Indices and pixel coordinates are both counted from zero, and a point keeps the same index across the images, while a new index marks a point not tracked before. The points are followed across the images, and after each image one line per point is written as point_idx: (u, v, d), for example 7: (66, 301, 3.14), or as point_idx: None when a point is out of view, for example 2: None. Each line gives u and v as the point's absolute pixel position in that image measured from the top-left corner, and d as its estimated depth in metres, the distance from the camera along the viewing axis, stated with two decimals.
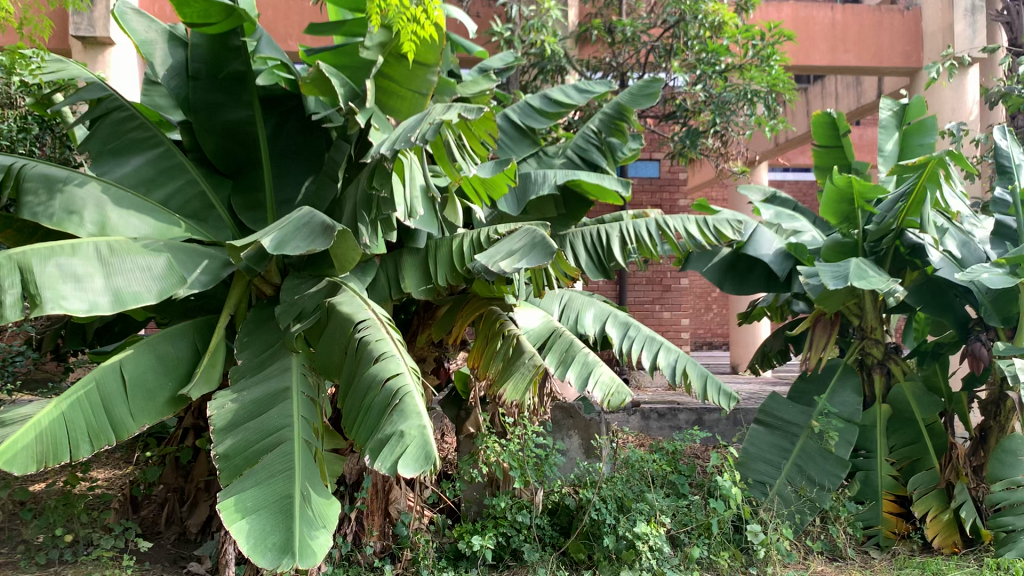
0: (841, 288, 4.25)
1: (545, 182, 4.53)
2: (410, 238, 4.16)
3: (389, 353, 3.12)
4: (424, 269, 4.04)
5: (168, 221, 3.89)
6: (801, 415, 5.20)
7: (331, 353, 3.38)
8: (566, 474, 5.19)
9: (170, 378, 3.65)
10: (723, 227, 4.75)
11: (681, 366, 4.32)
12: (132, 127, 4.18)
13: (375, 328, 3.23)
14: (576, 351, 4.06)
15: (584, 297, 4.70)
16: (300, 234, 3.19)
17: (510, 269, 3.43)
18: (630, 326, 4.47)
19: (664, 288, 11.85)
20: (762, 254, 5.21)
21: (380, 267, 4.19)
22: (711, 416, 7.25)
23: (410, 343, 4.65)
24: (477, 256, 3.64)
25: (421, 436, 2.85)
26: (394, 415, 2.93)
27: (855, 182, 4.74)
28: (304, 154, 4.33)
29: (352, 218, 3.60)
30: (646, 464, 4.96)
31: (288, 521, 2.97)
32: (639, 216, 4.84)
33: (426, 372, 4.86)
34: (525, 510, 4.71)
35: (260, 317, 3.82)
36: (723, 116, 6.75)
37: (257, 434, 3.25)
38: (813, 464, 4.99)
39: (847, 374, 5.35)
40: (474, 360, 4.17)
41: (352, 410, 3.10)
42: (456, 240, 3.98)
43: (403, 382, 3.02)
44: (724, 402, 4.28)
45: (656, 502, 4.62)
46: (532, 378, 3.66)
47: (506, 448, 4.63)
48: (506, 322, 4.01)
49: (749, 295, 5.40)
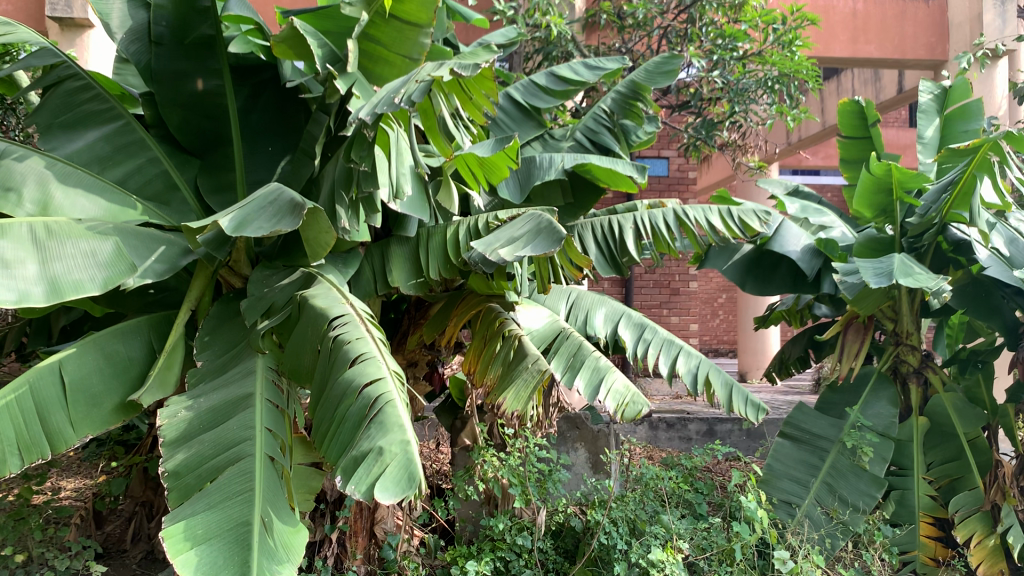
0: (885, 287, 3.77)
1: (551, 166, 4.05)
2: (401, 226, 3.66)
3: (369, 356, 2.64)
4: (414, 262, 3.57)
5: (123, 203, 3.42)
6: (831, 429, 4.73)
7: (301, 354, 2.90)
8: (571, 491, 4.71)
9: (120, 381, 3.17)
10: (749, 219, 4.27)
11: (702, 374, 3.84)
12: (88, 98, 3.71)
13: (353, 326, 2.75)
14: (586, 355, 3.58)
15: (594, 296, 4.20)
16: (265, 213, 2.73)
17: (510, 257, 2.95)
18: (646, 329, 3.99)
19: (672, 292, 11.45)
20: (788, 250, 4.72)
21: (365, 259, 3.72)
22: (724, 427, 6.79)
23: (400, 345, 4.20)
24: (473, 244, 3.17)
25: (404, 454, 2.37)
26: (372, 429, 2.44)
27: (894, 170, 4.29)
28: (283, 132, 3.85)
29: (330, 198, 3.12)
30: (662, 483, 4.47)
31: (245, 553, 2.50)
32: (654, 205, 4.37)
33: (418, 378, 4.38)
34: (526, 532, 4.23)
35: (225, 312, 3.33)
36: (742, 104, 6.28)
37: (213, 448, 2.78)
38: (845, 483, 4.52)
39: (882, 384, 4.87)
40: (470, 364, 3.69)
41: (322, 421, 2.61)
42: (451, 227, 3.52)
43: (384, 389, 2.54)
44: (752, 414, 3.77)
45: (673, 524, 4.14)
46: (536, 387, 3.16)
47: (505, 463, 4.20)
48: (507, 321, 3.53)
49: (773, 296, 4.93)
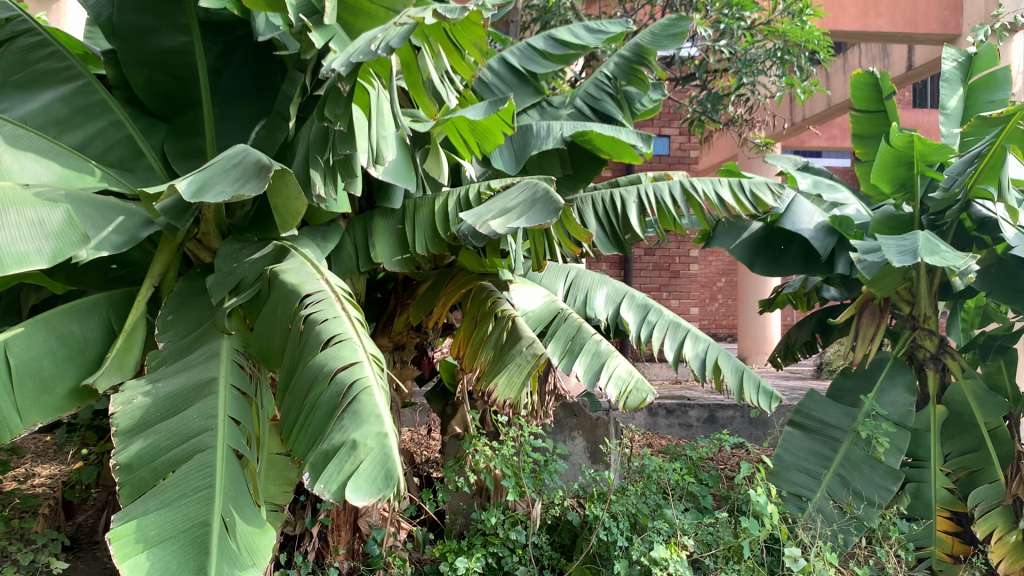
0: (908, 265, 3.50)
1: (549, 135, 3.75)
2: (385, 198, 3.38)
3: (345, 337, 2.35)
4: (400, 236, 3.28)
5: (79, 168, 3.12)
6: (844, 418, 4.45)
7: (270, 335, 2.61)
8: (568, 483, 4.45)
9: (74, 364, 2.89)
10: (761, 191, 3.97)
11: (711, 359, 3.56)
12: (43, 56, 3.35)
13: (327, 304, 2.46)
14: (585, 338, 3.29)
15: (595, 274, 3.90)
16: (228, 176, 2.44)
17: (503, 229, 2.66)
18: (651, 310, 3.71)
19: (672, 274, 11.19)
20: (801, 229, 4.42)
21: (346, 232, 3.42)
22: (726, 414, 6.54)
23: (386, 326, 3.92)
24: (462, 214, 2.87)
25: (380, 449, 2.09)
26: (345, 419, 2.16)
27: (917, 142, 4.01)
28: (258, 94, 3.54)
29: (304, 163, 2.84)
30: (666, 475, 4.20)
31: (202, 558, 2.23)
32: (659, 177, 4.07)
33: (405, 362, 4.10)
34: (520, 527, 3.96)
35: (191, 288, 3.04)
36: (749, 76, 5.97)
37: (171, 440, 2.50)
38: (859, 476, 4.25)
39: (898, 370, 4.58)
40: (460, 347, 3.41)
41: (290, 410, 2.32)
42: (440, 199, 3.24)
43: (359, 375, 2.26)
44: (764, 402, 3.51)
45: (677, 519, 3.88)
46: (531, 372, 2.87)
47: (498, 453, 3.94)
48: (499, 301, 3.24)
49: (783, 276, 4.65)
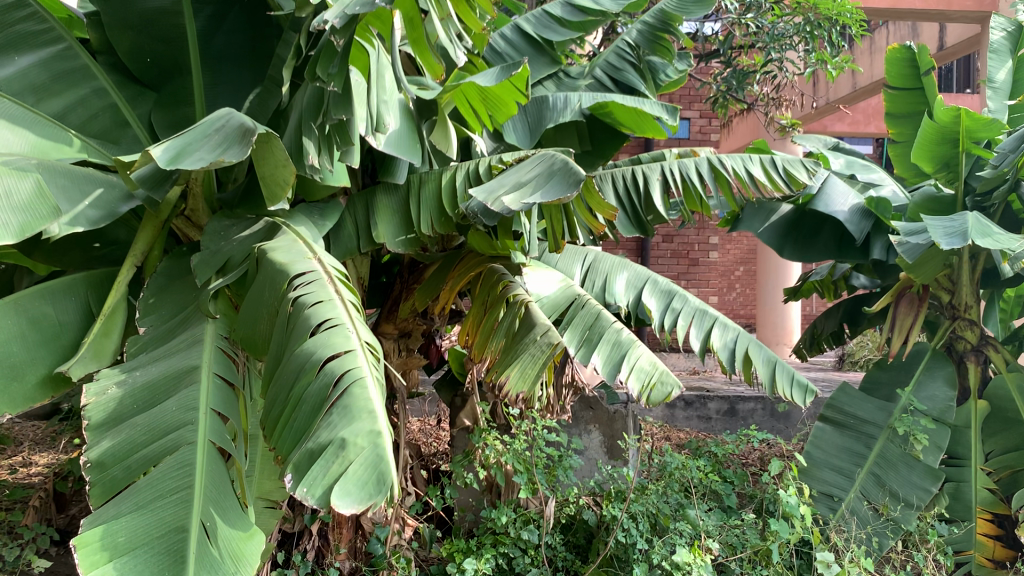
0: (958, 248, 3.20)
1: (566, 107, 3.48)
2: (389, 172, 3.13)
3: (337, 324, 2.11)
4: (404, 214, 3.02)
5: (56, 137, 2.86)
6: (879, 413, 4.17)
7: (256, 320, 2.36)
8: (583, 480, 4.19)
9: (48, 350, 2.64)
10: (796, 169, 3.69)
11: (741, 349, 3.30)
12: (21, 18, 3.02)
13: (318, 286, 2.22)
14: (604, 327, 3.03)
15: (615, 258, 3.62)
16: (209, 141, 2.19)
17: (516, 205, 2.40)
18: (676, 296, 3.44)
19: (691, 262, 10.90)
20: (835, 211, 4.13)
21: (347, 210, 3.15)
22: (746, 406, 6.27)
23: (390, 313, 3.67)
24: (471, 191, 2.62)
25: (373, 449, 1.84)
26: (334, 414, 1.92)
27: (964, 117, 3.72)
28: (253, 60, 3.28)
29: (297, 132, 2.58)
30: (689, 475, 3.93)
31: (178, 568, 1.98)
32: (685, 154, 3.80)
33: (411, 350, 3.85)
34: (533, 526, 3.72)
35: (175, 268, 2.79)
36: (777, 51, 5.66)
37: (147, 435, 2.25)
38: (895, 475, 3.97)
39: (937, 362, 4.29)
40: (468, 335, 3.15)
41: (274, 404, 2.07)
42: (447, 173, 2.98)
43: (352, 365, 2.01)
44: (799, 396, 3.24)
45: (701, 520, 3.62)
46: (546, 363, 2.60)
47: (509, 448, 3.72)
48: (511, 284, 2.97)
49: (814, 262, 4.37)
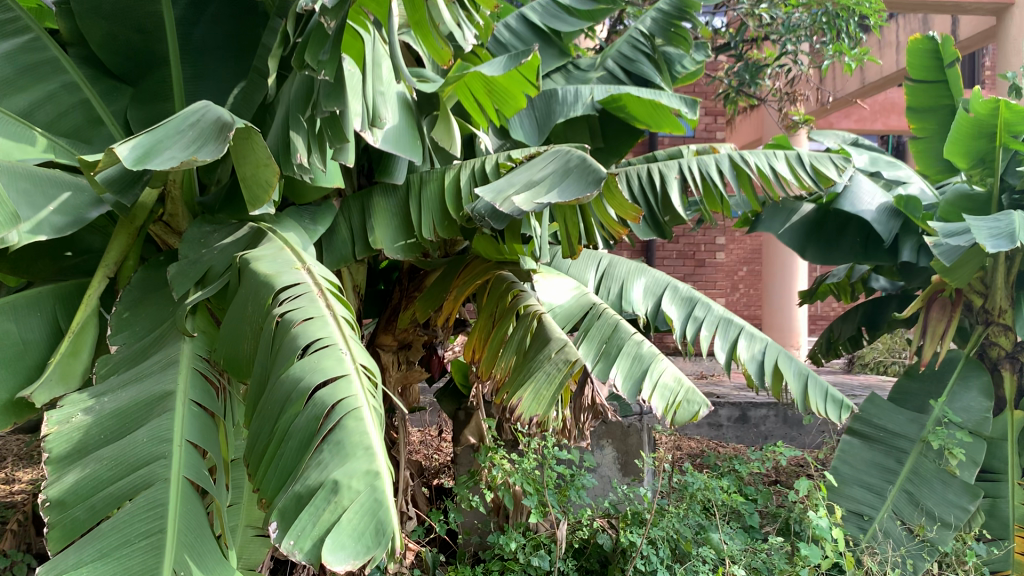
0: (1005, 250, 2.94)
1: (577, 100, 3.25)
2: (386, 171, 2.83)
3: (329, 344, 1.85)
4: (404, 217, 2.76)
5: (19, 136, 2.59)
6: (911, 426, 3.92)
7: (237, 337, 2.09)
8: (596, 499, 3.93)
9: (9, 372, 2.36)
10: (824, 165, 3.44)
11: (770, 361, 3.05)
12: None
13: (306, 301, 1.96)
14: (623, 339, 2.77)
15: (631, 263, 3.36)
16: (183, 137, 1.93)
17: (528, 205, 2.14)
18: (698, 304, 3.19)
19: (697, 263, 10.64)
20: (862, 211, 3.90)
21: (341, 213, 2.87)
22: (759, 413, 6.01)
23: (390, 324, 3.42)
24: (478, 191, 2.37)
25: (371, 493, 1.59)
26: (325, 450, 1.66)
27: (1003, 108, 3.46)
28: (238, 52, 3.01)
29: (284, 128, 2.31)
30: (712, 495, 3.66)
31: None
32: (703, 150, 3.54)
33: (412, 363, 3.59)
34: (543, 551, 3.46)
35: (151, 279, 2.53)
36: (793, 43, 5.39)
37: (114, 470, 1.98)
38: (929, 492, 3.71)
39: (971, 371, 4.03)
40: (475, 348, 2.90)
41: (257, 437, 1.80)
42: (450, 173, 2.73)
43: (346, 393, 1.75)
44: (834, 413, 3.00)
45: (724, 544, 3.36)
46: (564, 383, 2.34)
47: (518, 466, 3.46)
48: (522, 294, 2.72)
49: (838, 265, 4.12)
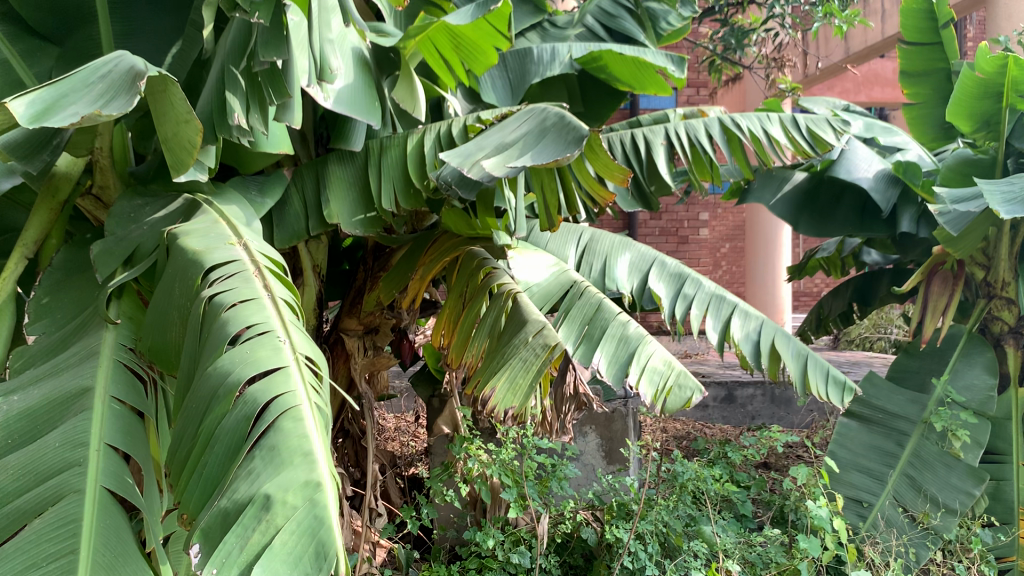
0: (1021, 217, 2.71)
1: (554, 58, 2.99)
2: (343, 137, 2.54)
3: (265, 331, 1.59)
4: (363, 188, 2.48)
5: None
6: (911, 406, 3.70)
7: (163, 325, 1.80)
8: (579, 491, 3.69)
9: None
10: (821, 129, 3.18)
11: (767, 341, 2.81)
12: None
13: (240, 282, 1.69)
14: (607, 319, 2.51)
15: (615, 237, 3.09)
16: (91, 90, 1.63)
17: (500, 171, 1.86)
18: (687, 281, 2.95)
19: (680, 240, 10.41)
20: (858, 178, 3.65)
21: (292, 183, 2.58)
22: (746, 393, 5.78)
23: (354, 306, 3.15)
24: (443, 156, 2.08)
25: (311, 509, 1.32)
26: (257, 458, 1.40)
27: (1012, 66, 3.22)
28: (176, 6, 2.71)
29: (219, 85, 2.01)
30: (704, 485, 3.42)
31: None
32: (691, 114, 3.28)
33: (379, 349, 3.31)
34: (524, 548, 3.22)
35: (76, 260, 2.23)
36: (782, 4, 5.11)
37: (21, 481, 1.66)
38: (932, 477, 3.49)
39: (974, 348, 3.81)
40: (445, 332, 2.63)
41: (180, 443, 1.53)
42: (414, 138, 2.45)
43: (284, 388, 1.49)
44: (836, 396, 2.77)
45: (717, 538, 3.13)
46: (544, 370, 2.08)
47: (495, 457, 3.24)
48: (495, 271, 2.46)
49: (833, 237, 3.89)
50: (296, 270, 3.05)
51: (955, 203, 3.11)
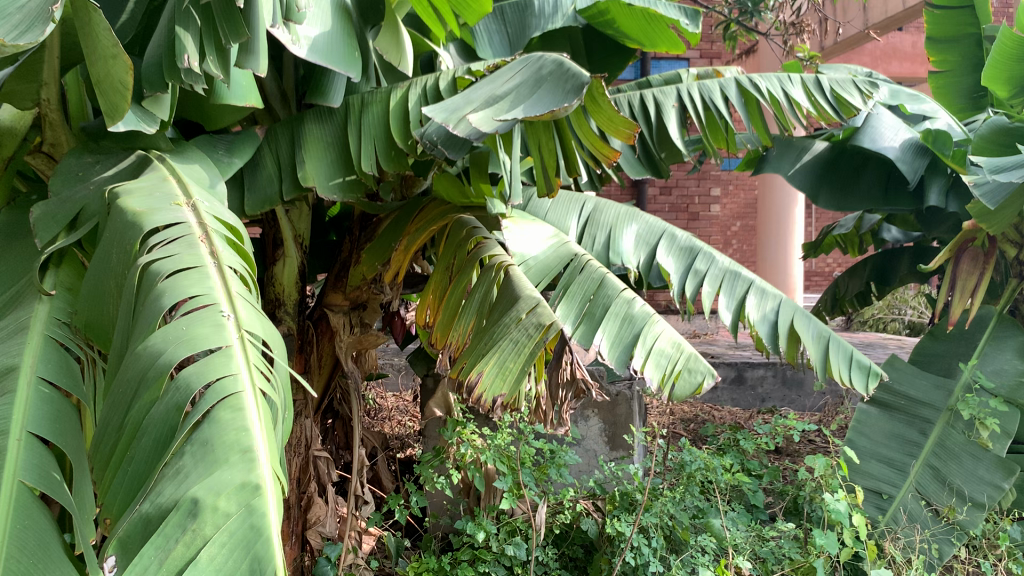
0: None
1: (556, 11, 2.78)
2: (320, 92, 2.30)
3: (207, 304, 1.36)
4: (343, 148, 2.25)
5: None
6: (936, 392, 3.47)
7: (99, 297, 1.58)
8: (580, 479, 3.47)
9: None
10: (846, 90, 2.93)
11: (785, 322, 2.57)
12: None
13: (182, 248, 1.46)
14: (610, 296, 2.28)
15: (621, 207, 2.84)
16: (5, 22, 1.41)
17: (488, 124, 1.62)
18: (699, 256, 2.71)
19: (691, 216, 10.14)
20: (884, 147, 3.39)
21: (266, 143, 2.34)
22: (756, 374, 5.56)
23: (338, 280, 2.92)
24: (426, 108, 1.83)
25: (249, 516, 1.10)
26: (187, 454, 1.17)
27: None
28: None
29: (171, 26, 1.78)
30: (713, 476, 3.19)
31: None
32: (705, 75, 3.03)
33: (368, 327, 3.04)
34: (519, 539, 3.00)
35: (16, 227, 2.01)
36: None
37: None
38: (958, 468, 3.26)
39: (1005, 331, 3.57)
40: (432, 309, 2.40)
41: (103, 436, 1.30)
42: (399, 94, 2.21)
43: (225, 371, 1.26)
44: (861, 382, 2.53)
45: (728, 532, 2.92)
46: (540, 353, 1.85)
47: (490, 442, 3.02)
48: (485, 242, 2.23)
49: (855, 211, 3.64)
50: (276, 241, 2.81)
51: (997, 172, 2.86)
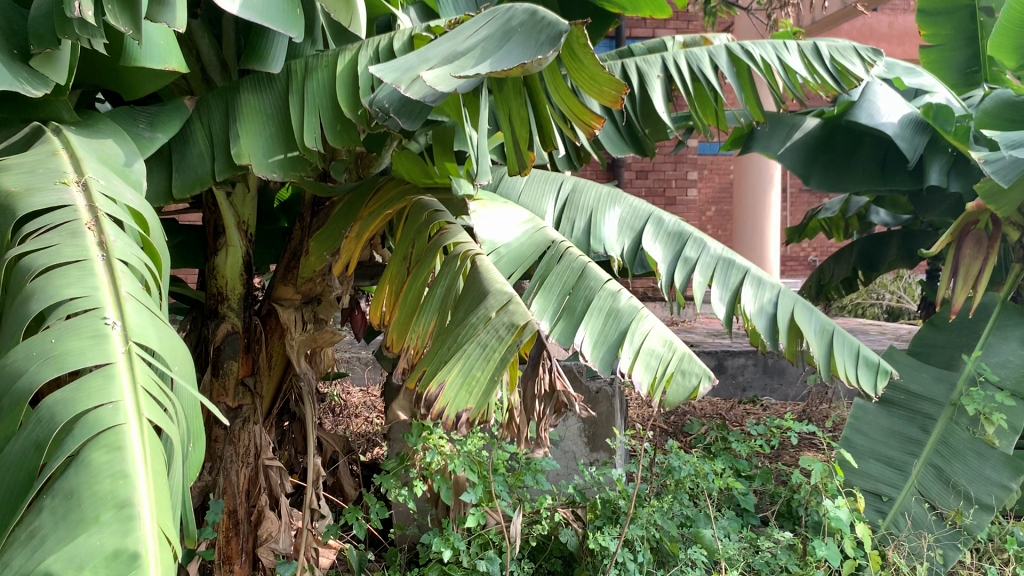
0: None
1: None
2: (257, 57, 1.99)
3: (89, 311, 1.08)
4: (284, 121, 1.95)
5: None
6: (938, 386, 3.24)
7: None
8: (558, 483, 3.21)
9: None
10: (847, 59, 2.66)
11: (785, 315, 2.31)
12: None
13: (63, 238, 1.18)
14: (592, 288, 2.01)
15: (602, 188, 2.56)
16: None
17: (445, 82, 1.33)
18: (689, 242, 2.44)
19: (667, 200, 9.89)
20: (882, 123, 3.14)
21: (196, 116, 2.04)
22: (737, 363, 5.31)
23: (288, 271, 2.61)
24: (373, 68, 1.53)
25: None
26: (45, 511, 0.88)
27: None
28: None
29: None
30: (703, 482, 2.93)
31: None
32: (692, 43, 2.76)
33: (323, 322, 2.72)
34: (492, 553, 2.73)
35: None
36: None
37: None
38: (962, 467, 3.04)
39: (1007, 321, 3.35)
40: (390, 305, 2.11)
41: None
42: (349, 57, 1.91)
43: (105, 397, 0.98)
44: (869, 382, 2.27)
45: (719, 543, 2.66)
46: (514, 357, 1.58)
47: (459, 449, 2.74)
48: (449, 227, 1.94)
49: (848, 192, 3.40)
50: (218, 228, 2.52)
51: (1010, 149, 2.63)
